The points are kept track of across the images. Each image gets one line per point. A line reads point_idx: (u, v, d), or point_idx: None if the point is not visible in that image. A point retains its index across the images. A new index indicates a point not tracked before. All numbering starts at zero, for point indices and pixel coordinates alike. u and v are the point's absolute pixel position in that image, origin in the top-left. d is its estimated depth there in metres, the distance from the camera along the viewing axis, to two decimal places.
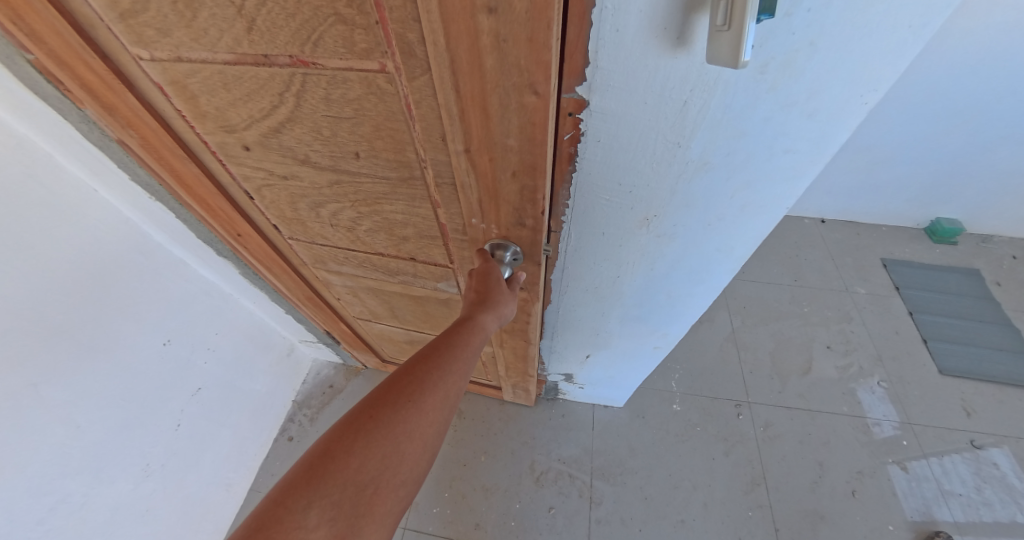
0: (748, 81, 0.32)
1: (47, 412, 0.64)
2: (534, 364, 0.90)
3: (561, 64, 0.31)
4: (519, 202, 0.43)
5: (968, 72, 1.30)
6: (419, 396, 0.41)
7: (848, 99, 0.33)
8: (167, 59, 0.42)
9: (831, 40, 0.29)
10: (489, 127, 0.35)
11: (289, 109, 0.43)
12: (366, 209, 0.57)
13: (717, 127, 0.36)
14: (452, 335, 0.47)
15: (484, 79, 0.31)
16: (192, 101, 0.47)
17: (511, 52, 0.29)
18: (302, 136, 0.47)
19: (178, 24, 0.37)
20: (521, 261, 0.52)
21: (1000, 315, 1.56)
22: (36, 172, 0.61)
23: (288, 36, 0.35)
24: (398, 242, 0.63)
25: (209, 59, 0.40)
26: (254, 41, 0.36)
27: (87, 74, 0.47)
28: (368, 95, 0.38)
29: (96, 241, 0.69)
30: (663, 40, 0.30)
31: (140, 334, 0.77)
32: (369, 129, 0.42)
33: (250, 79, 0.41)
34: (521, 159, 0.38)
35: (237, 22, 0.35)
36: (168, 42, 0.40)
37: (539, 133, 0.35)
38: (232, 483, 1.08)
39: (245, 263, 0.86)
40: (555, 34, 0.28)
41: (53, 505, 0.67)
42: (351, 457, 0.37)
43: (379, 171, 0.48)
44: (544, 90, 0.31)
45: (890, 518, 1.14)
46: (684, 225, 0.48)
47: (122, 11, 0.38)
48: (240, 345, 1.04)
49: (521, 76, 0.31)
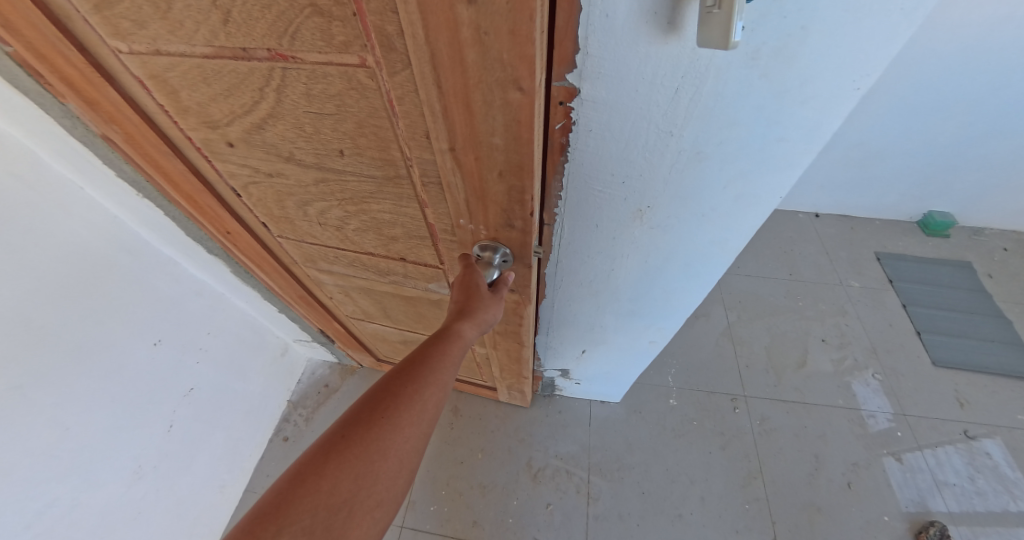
0: (740, 66, 0.31)
1: (34, 415, 0.63)
2: (530, 363, 0.90)
3: (547, 59, 0.30)
4: (508, 203, 0.43)
5: (958, 65, 1.31)
6: (393, 411, 0.41)
7: (838, 85, 0.33)
8: (145, 53, 0.41)
9: (824, 25, 0.29)
10: (473, 124, 0.35)
11: (270, 105, 0.42)
12: (354, 208, 0.56)
13: (708, 115, 0.35)
14: (429, 347, 0.46)
15: (467, 74, 0.31)
16: (174, 95, 0.46)
17: (493, 46, 0.28)
18: (285, 133, 0.46)
19: (154, 16, 0.37)
20: (510, 263, 0.52)
21: (992, 307, 1.58)
22: (19, 171, 0.60)
23: (265, 29, 0.34)
24: (387, 242, 0.62)
25: (187, 53, 0.40)
26: (231, 34, 0.36)
27: (67, 68, 0.46)
28: (350, 90, 0.38)
29: (83, 241, 0.68)
30: (653, 27, 0.29)
31: (127, 337, 0.76)
32: (352, 126, 0.42)
33: (229, 73, 0.40)
34: (507, 158, 0.37)
35: (212, 14, 0.34)
36: (145, 34, 0.39)
37: (525, 131, 0.34)
38: (226, 485, 1.07)
39: (236, 262, 0.85)
40: (538, 27, 0.27)
41: (41, 509, 0.66)
42: (322, 480, 0.36)
43: (365, 170, 0.48)
44: (528, 86, 0.30)
45: (885, 509, 1.15)
46: (678, 217, 0.48)
47: (97, 3, 0.37)
48: (232, 346, 1.02)
49: (505, 71, 0.30)
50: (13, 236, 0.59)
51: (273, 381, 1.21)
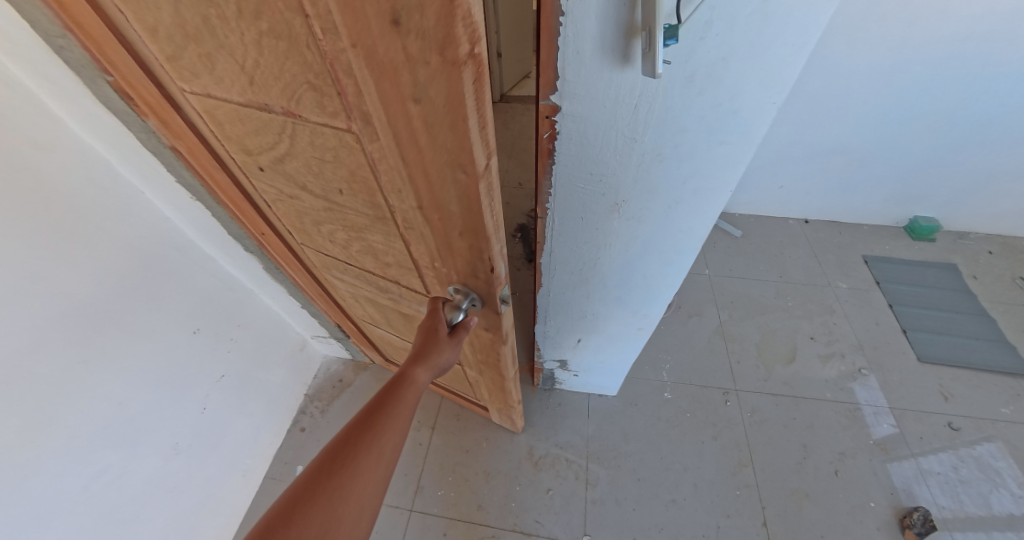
0: (682, 86, 0.41)
1: (97, 387, 0.73)
2: (515, 394, 0.99)
3: (484, 151, 0.39)
4: (470, 256, 0.53)
5: (928, 78, 1.42)
6: (354, 458, 0.47)
7: (759, 99, 0.42)
8: (200, 94, 0.52)
9: (740, 56, 0.38)
10: (433, 189, 0.45)
11: (287, 146, 0.53)
12: (354, 233, 0.66)
13: (662, 123, 0.45)
14: (385, 399, 0.54)
15: (423, 153, 0.40)
16: (220, 127, 0.57)
17: (440, 136, 0.38)
18: (299, 168, 0.56)
19: (204, 71, 0.47)
20: (479, 307, 0.62)
21: (976, 306, 1.65)
22: (96, 176, 0.70)
23: (279, 93, 0.44)
24: (384, 266, 0.72)
25: (227, 99, 0.50)
26: (255, 93, 0.46)
27: (148, 97, 0.57)
28: (340, 146, 0.47)
29: (140, 236, 0.78)
30: (613, 58, 0.39)
31: (169, 323, 0.85)
32: (346, 173, 0.51)
33: (256, 118, 0.51)
34: (463, 221, 0.47)
35: (243, 78, 0.45)
36: (199, 82, 0.50)
37: (475, 202, 0.44)
38: (247, 469, 1.15)
39: (267, 259, 0.95)
40: (472, 128, 0.36)
41: (96, 473, 0.74)
42: (290, 529, 0.41)
43: (359, 207, 0.57)
44: (469, 168, 0.39)
45: (871, 496, 1.21)
46: (649, 209, 0.57)
47: (168, 57, 0.48)
48: (257, 338, 1.12)
49: (452, 155, 0.39)
50: (78, 233, 0.67)
51: (291, 373, 1.29)
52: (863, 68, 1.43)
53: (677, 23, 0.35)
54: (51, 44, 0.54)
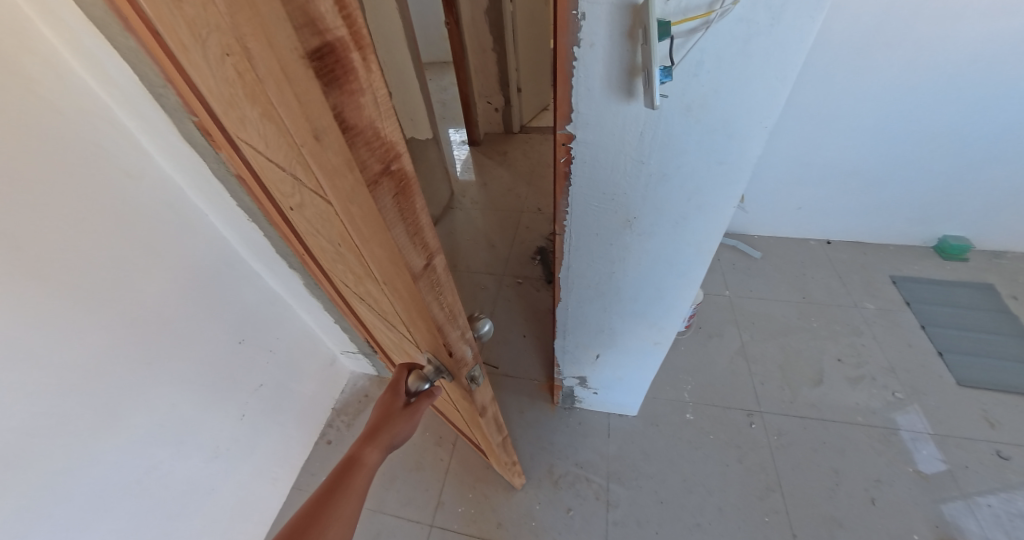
0: (679, 115, 0.47)
1: (156, 387, 0.80)
2: (506, 450, 1.00)
3: (414, 253, 0.37)
4: (428, 335, 0.51)
5: (941, 99, 1.44)
6: None
7: (751, 125, 0.47)
8: (237, 142, 0.58)
9: (727, 90, 0.44)
10: (383, 272, 0.43)
11: (289, 198, 0.55)
12: (357, 278, 0.69)
13: (663, 147, 0.50)
14: (338, 483, 0.54)
15: (364, 242, 0.39)
16: (254, 167, 0.64)
17: (371, 236, 0.36)
18: (305, 218, 0.59)
19: (227, 122, 0.51)
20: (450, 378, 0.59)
21: (1017, 328, 1.58)
22: (173, 199, 0.80)
23: (270, 160, 0.45)
24: (381, 309, 0.73)
25: (247, 147, 0.54)
26: (260, 152, 0.48)
27: (217, 136, 0.66)
28: (317, 213, 0.47)
29: (203, 252, 0.87)
30: (618, 93, 0.46)
31: (220, 332, 0.93)
32: (330, 233, 0.52)
33: (269, 171, 0.53)
34: (412, 304, 0.46)
35: (250, 139, 0.47)
36: (230, 133, 0.54)
37: (419, 293, 0.42)
38: (277, 477, 1.20)
39: (308, 276, 1.02)
40: (395, 238, 0.34)
41: (148, 468, 0.81)
42: None
43: (349, 261, 0.58)
44: (400, 266, 0.38)
45: (912, 527, 1.15)
46: (658, 223, 0.61)
47: (215, 113, 0.54)
48: (292, 351, 1.19)
49: (384, 253, 0.38)
50: (113, 244, 0.70)
51: (320, 388, 1.36)
52: (875, 91, 1.46)
53: (671, 64, 0.42)
54: (153, 92, 0.65)
